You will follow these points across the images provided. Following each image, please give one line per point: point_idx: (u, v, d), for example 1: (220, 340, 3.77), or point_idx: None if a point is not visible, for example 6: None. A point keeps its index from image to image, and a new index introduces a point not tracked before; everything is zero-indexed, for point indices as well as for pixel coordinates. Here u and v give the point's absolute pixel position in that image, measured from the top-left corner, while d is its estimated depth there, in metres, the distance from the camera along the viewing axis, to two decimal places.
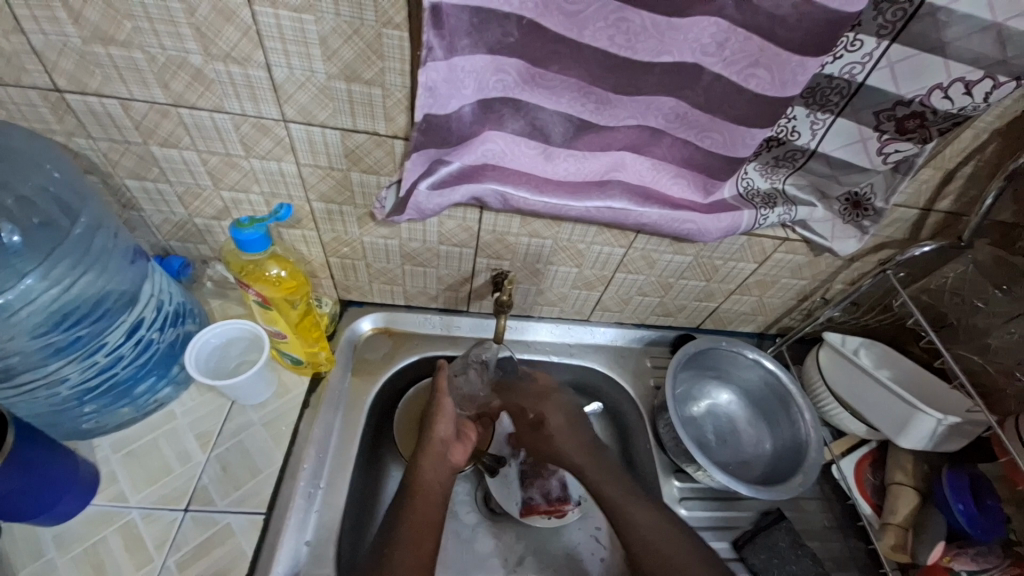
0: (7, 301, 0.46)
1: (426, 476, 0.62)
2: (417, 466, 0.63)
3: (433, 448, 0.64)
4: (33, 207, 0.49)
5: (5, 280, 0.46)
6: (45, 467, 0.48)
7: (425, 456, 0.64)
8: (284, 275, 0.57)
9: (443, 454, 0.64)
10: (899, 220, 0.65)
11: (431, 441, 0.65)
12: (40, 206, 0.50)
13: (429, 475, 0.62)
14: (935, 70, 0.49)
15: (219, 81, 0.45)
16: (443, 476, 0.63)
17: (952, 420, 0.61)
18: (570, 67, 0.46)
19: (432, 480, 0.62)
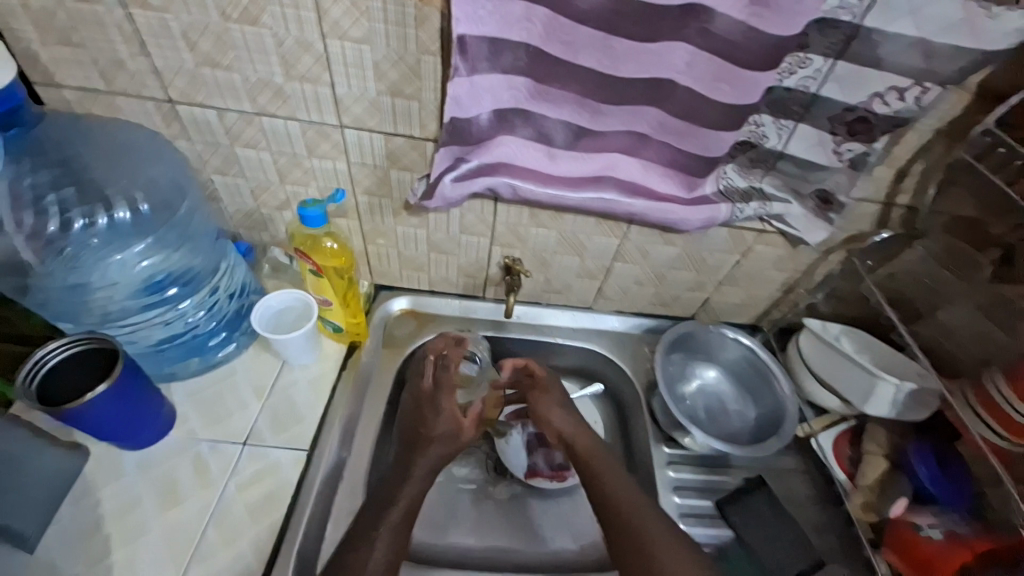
0: (128, 256, 0.61)
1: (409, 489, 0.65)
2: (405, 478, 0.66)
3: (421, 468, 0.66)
4: (155, 188, 0.63)
5: (134, 238, 0.62)
6: (140, 399, 0.60)
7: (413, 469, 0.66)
8: (336, 248, 0.72)
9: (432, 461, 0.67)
10: (863, 215, 0.74)
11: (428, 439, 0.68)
12: (161, 188, 0.63)
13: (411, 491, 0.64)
14: (875, 82, 0.58)
15: (295, 96, 0.58)
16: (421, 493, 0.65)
17: (908, 386, 0.69)
18: (568, 84, 0.58)
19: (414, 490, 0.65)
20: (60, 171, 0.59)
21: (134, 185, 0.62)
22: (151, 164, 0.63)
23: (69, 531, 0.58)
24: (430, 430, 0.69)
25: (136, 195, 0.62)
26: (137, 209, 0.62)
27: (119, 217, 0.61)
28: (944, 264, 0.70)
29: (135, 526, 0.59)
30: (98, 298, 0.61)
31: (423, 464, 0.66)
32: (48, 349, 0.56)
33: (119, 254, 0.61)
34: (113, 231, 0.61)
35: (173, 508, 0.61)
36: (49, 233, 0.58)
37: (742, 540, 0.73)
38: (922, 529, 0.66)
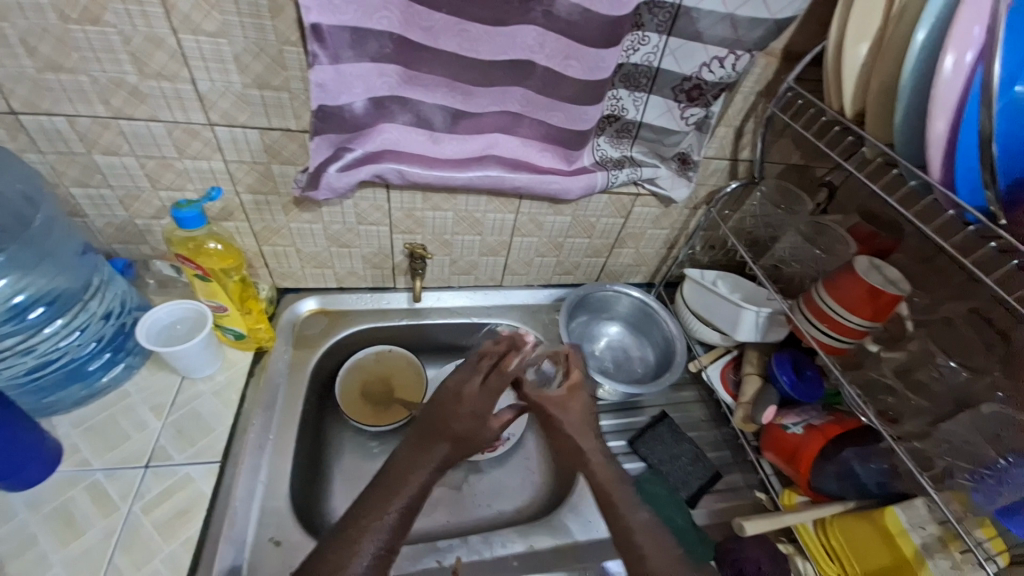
0: None
1: (411, 485, 0.57)
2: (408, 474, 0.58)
3: (430, 459, 0.59)
4: (2, 202, 0.57)
5: None
6: (15, 432, 0.55)
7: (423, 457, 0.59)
8: (220, 248, 0.69)
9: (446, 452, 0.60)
10: (716, 170, 0.85)
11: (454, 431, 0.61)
12: (9, 201, 0.58)
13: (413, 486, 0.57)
14: (700, 53, 0.68)
15: (153, 96, 0.57)
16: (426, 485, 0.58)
17: (765, 310, 0.80)
18: (435, 69, 0.61)
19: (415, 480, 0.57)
20: None
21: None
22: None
23: None
24: (450, 420, 0.61)
25: None
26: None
27: None
28: (777, 203, 0.85)
29: (31, 564, 0.55)
30: None
31: (435, 455, 0.59)
32: None
33: None
34: None
35: (73, 540, 0.57)
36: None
37: (652, 467, 0.82)
38: (789, 427, 0.76)
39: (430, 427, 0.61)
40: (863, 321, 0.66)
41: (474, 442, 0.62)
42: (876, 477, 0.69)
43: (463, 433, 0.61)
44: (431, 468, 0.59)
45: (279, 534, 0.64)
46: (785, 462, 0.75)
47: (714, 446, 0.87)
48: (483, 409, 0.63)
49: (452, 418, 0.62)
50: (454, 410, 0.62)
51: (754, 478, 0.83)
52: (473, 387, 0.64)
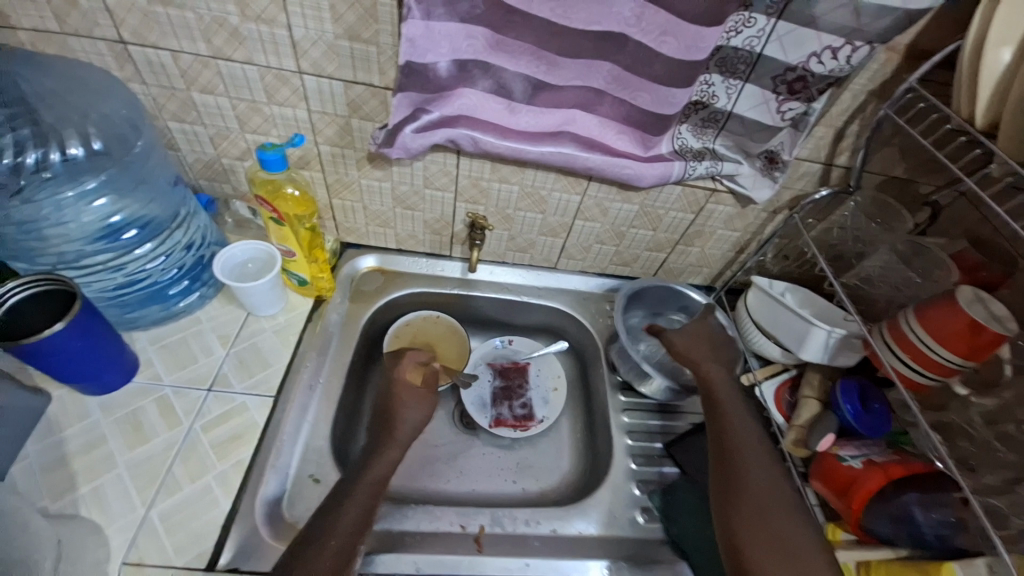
0: (75, 195, 0.60)
1: (379, 463, 0.63)
2: (371, 459, 0.64)
3: (398, 436, 0.67)
4: (108, 123, 0.62)
5: (85, 176, 0.61)
6: (100, 339, 0.59)
7: (391, 439, 0.66)
8: (297, 194, 0.72)
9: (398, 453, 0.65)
10: (807, 173, 0.78)
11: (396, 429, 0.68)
12: (114, 123, 0.63)
13: (381, 465, 0.63)
14: (811, 41, 0.62)
15: (250, 38, 0.58)
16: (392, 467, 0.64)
17: (838, 331, 0.74)
18: (523, 35, 0.59)
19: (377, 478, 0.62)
20: (6, 113, 0.58)
21: (86, 121, 0.61)
22: (103, 100, 0.62)
23: (32, 466, 0.59)
24: (398, 409, 0.70)
25: (90, 132, 0.61)
26: (91, 146, 0.62)
27: (73, 154, 0.61)
28: (872, 217, 0.78)
29: (102, 461, 0.60)
30: (52, 238, 0.60)
31: (392, 450, 0.65)
32: (5, 287, 0.55)
33: (65, 192, 0.59)
34: (67, 168, 0.60)
35: (138, 445, 0.62)
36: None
37: (687, 475, 0.78)
38: (845, 459, 0.70)
39: (386, 413, 0.71)
40: (954, 358, 0.59)
41: (428, 411, 0.72)
42: (937, 528, 0.62)
43: (417, 403, 0.71)
44: (387, 463, 0.64)
45: (318, 471, 0.67)
46: (834, 495, 0.70)
47: None
48: (419, 390, 0.72)
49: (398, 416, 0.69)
50: (403, 399, 0.71)
51: None
52: (403, 387, 0.73)
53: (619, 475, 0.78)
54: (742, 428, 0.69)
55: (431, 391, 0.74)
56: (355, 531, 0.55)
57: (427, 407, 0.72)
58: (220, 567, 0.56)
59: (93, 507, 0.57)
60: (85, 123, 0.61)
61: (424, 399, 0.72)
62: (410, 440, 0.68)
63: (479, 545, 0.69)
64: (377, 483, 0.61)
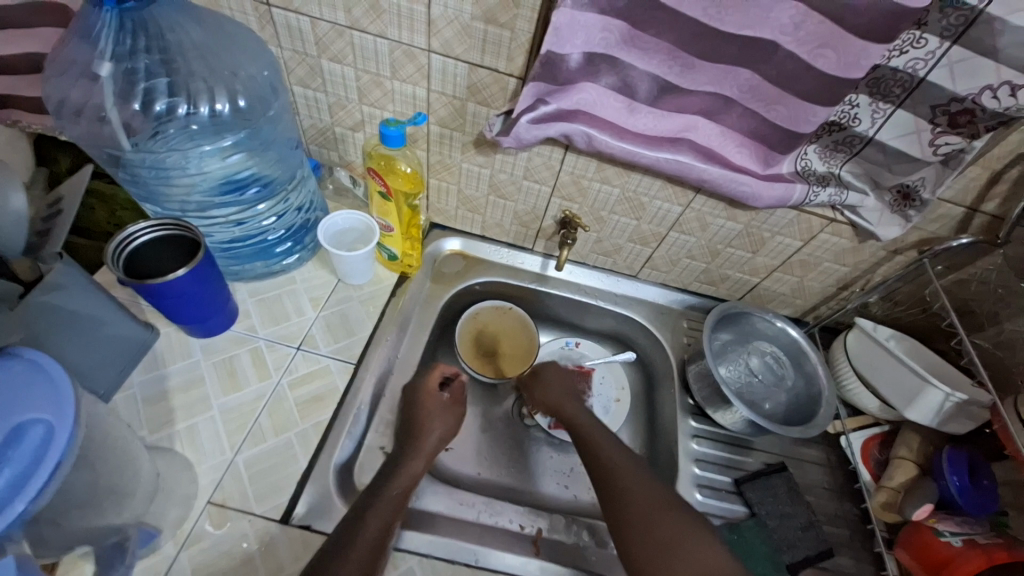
0: (211, 150, 0.64)
1: (402, 474, 0.61)
2: (394, 471, 0.61)
3: (424, 447, 0.65)
4: (252, 84, 0.64)
5: (221, 134, 0.64)
6: (212, 287, 0.62)
7: (416, 452, 0.64)
8: (410, 172, 0.73)
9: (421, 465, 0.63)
10: (945, 216, 0.70)
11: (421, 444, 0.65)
12: (257, 85, 0.64)
13: (404, 477, 0.61)
14: (989, 71, 0.55)
15: (388, 12, 0.59)
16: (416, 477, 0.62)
17: (959, 396, 0.67)
18: (664, 33, 0.56)
19: (402, 488, 0.60)
20: (159, 59, 0.59)
21: (234, 79, 0.62)
22: (252, 62, 0.63)
23: (136, 397, 0.63)
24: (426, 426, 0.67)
25: (236, 90, 0.63)
26: (236, 103, 0.64)
27: (218, 110, 0.63)
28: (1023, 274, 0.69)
29: (198, 401, 0.64)
30: (183, 187, 0.64)
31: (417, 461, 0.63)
32: (139, 225, 0.59)
33: (204, 146, 0.63)
34: (213, 125, 0.63)
35: (232, 391, 0.65)
36: (137, 108, 0.59)
37: (756, 516, 0.74)
38: (945, 534, 0.65)
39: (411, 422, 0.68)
40: None
41: (451, 423, 0.70)
42: None
43: (441, 416, 0.69)
44: (407, 474, 0.62)
45: (388, 445, 0.69)
46: (925, 570, 0.65)
47: (831, 519, 0.76)
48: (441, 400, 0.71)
49: (420, 432, 0.67)
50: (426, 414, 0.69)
51: (868, 569, 0.73)
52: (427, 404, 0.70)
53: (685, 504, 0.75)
54: (623, 470, 0.63)
55: (456, 404, 0.72)
56: (376, 542, 0.53)
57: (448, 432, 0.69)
58: (294, 520, 0.59)
59: (187, 444, 0.61)
60: (234, 81, 0.62)
61: (452, 408, 0.71)
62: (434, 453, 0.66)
63: (536, 547, 0.68)
64: (401, 494, 0.59)
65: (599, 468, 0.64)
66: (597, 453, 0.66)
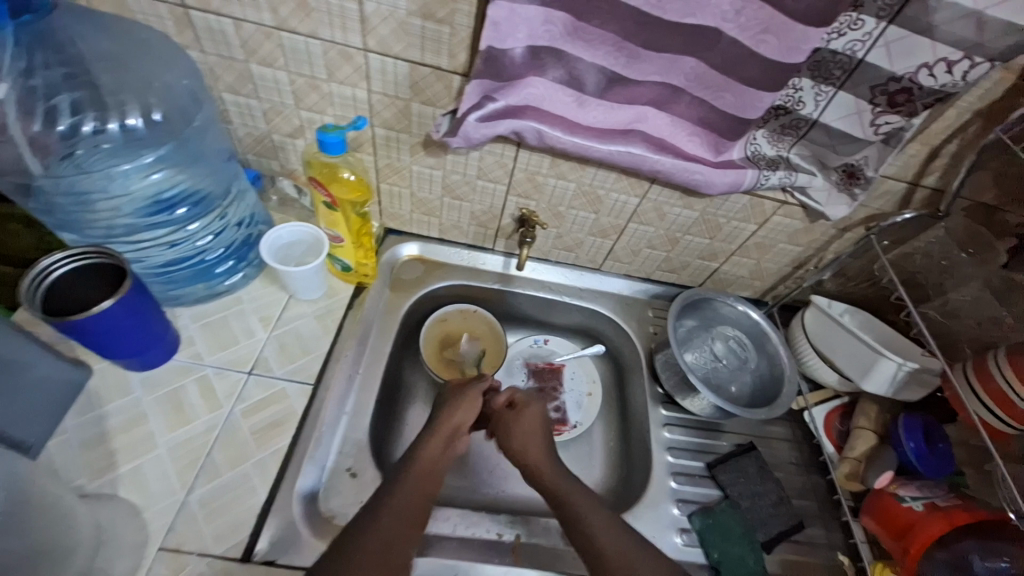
0: (129, 168, 0.58)
1: (434, 444, 0.61)
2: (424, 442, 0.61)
3: (450, 422, 0.64)
4: (169, 95, 0.59)
5: (141, 149, 0.59)
6: (148, 317, 0.58)
7: (435, 434, 0.62)
8: (353, 179, 0.70)
9: (454, 436, 0.63)
10: (888, 193, 0.73)
11: (445, 422, 0.64)
12: (175, 95, 0.60)
13: (435, 445, 0.61)
14: (924, 49, 0.56)
15: (318, 10, 0.55)
16: (442, 450, 0.61)
17: (909, 365, 0.70)
18: (608, 23, 0.55)
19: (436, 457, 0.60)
20: (62, 73, 0.54)
21: (149, 91, 0.58)
22: (166, 69, 0.59)
23: (70, 442, 0.58)
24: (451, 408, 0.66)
25: (151, 102, 0.58)
26: (152, 117, 0.59)
27: (133, 125, 0.58)
28: (963, 245, 0.72)
29: (141, 440, 0.59)
30: (105, 212, 0.59)
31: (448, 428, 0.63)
32: (54, 258, 0.53)
33: (121, 164, 0.58)
34: (128, 141, 0.58)
35: (179, 426, 0.61)
36: (39, 128, 0.54)
37: (728, 498, 0.75)
38: (906, 500, 0.66)
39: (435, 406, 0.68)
40: None
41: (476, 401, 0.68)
42: None
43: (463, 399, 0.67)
44: (441, 445, 0.62)
45: (355, 466, 0.66)
46: (891, 537, 0.67)
47: (800, 494, 0.78)
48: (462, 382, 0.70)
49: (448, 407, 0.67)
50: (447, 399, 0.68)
51: (840, 539, 0.75)
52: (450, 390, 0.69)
53: (660, 493, 0.75)
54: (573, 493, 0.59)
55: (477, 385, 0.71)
56: (408, 510, 0.54)
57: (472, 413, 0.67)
58: (257, 557, 0.56)
59: (132, 488, 0.56)
60: (147, 92, 0.58)
61: (466, 400, 0.67)
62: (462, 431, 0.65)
63: (516, 556, 0.66)
64: (433, 461, 0.59)
65: (606, 568, 0.53)
66: (597, 546, 0.54)
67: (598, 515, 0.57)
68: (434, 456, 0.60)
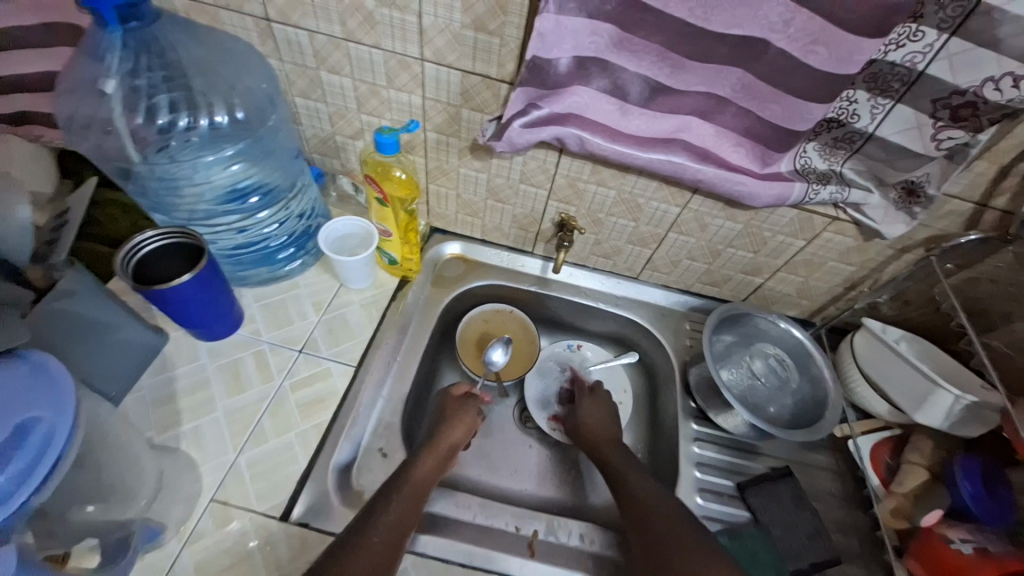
0: (212, 159, 0.66)
1: (427, 463, 0.64)
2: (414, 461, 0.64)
3: (442, 443, 0.67)
4: (250, 97, 0.67)
5: (223, 143, 0.67)
6: (217, 292, 0.65)
7: (430, 451, 0.65)
8: (404, 177, 0.75)
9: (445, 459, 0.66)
10: (952, 213, 0.68)
11: (441, 442, 0.67)
12: (255, 98, 0.67)
13: (426, 466, 0.64)
14: (990, 63, 0.53)
15: (382, 23, 0.60)
16: (434, 471, 0.64)
17: (969, 399, 0.65)
18: (653, 35, 0.56)
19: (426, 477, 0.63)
20: (162, 75, 0.62)
21: (233, 93, 0.66)
22: (249, 74, 0.66)
23: (145, 399, 0.66)
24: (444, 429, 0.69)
25: (235, 102, 0.66)
26: (235, 115, 0.67)
27: (219, 121, 0.66)
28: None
29: (204, 403, 0.66)
30: (188, 197, 0.67)
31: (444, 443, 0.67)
32: (148, 234, 0.61)
33: (205, 156, 0.66)
34: (214, 136, 0.66)
35: (235, 393, 0.67)
36: (141, 122, 0.62)
37: (759, 522, 0.72)
38: (954, 542, 0.62)
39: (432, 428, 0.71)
40: None
41: (472, 424, 0.72)
42: None
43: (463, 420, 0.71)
44: (434, 464, 0.65)
45: (386, 446, 0.70)
46: None
47: (839, 526, 0.74)
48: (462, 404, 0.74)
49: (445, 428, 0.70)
50: (445, 420, 0.72)
51: None
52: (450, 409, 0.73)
53: (685, 507, 0.74)
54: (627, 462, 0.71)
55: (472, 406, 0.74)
56: (395, 528, 0.56)
57: (461, 439, 0.70)
58: (293, 519, 0.60)
59: (192, 444, 0.63)
60: (231, 94, 0.66)
61: (461, 422, 0.71)
62: (450, 455, 0.67)
63: (532, 550, 0.67)
64: (423, 481, 0.62)
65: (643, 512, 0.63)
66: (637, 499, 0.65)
67: (640, 478, 0.68)
68: (429, 474, 0.64)
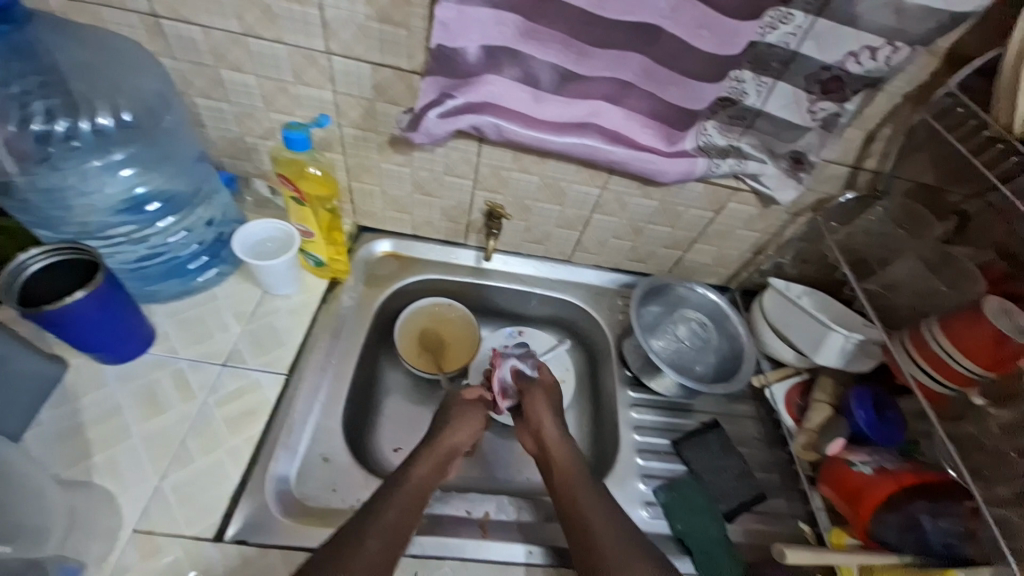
0: (99, 165, 0.61)
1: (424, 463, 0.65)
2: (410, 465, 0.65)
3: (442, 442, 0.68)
4: (138, 97, 0.62)
5: (109, 149, 0.62)
6: (121, 311, 0.60)
7: (430, 452, 0.67)
8: (319, 174, 0.73)
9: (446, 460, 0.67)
10: (832, 176, 0.77)
11: (441, 442, 0.68)
12: (144, 97, 0.63)
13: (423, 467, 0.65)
14: (849, 38, 0.60)
15: (283, 17, 0.59)
16: (433, 471, 0.65)
17: (856, 337, 0.74)
18: (555, 23, 0.59)
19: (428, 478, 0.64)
20: (37, 81, 0.57)
21: (118, 93, 0.61)
22: (138, 75, 0.62)
23: (48, 433, 0.60)
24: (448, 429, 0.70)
25: (121, 104, 0.61)
26: (122, 118, 0.62)
27: (103, 125, 0.61)
28: (899, 223, 0.76)
29: (119, 430, 0.62)
30: (75, 207, 0.61)
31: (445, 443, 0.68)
32: (30, 254, 0.56)
33: (90, 163, 0.61)
34: (99, 141, 0.61)
35: (154, 416, 0.63)
36: (14, 130, 0.57)
37: (693, 473, 0.78)
38: (856, 464, 0.70)
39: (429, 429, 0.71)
40: (977, 369, 0.62)
41: (477, 425, 0.73)
42: (944, 538, 0.61)
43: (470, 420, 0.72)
44: (432, 466, 0.66)
45: (329, 452, 0.70)
46: (843, 500, 0.70)
47: (764, 467, 0.82)
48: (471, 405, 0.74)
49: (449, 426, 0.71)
50: (446, 421, 0.72)
51: (800, 508, 0.78)
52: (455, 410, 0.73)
53: (627, 469, 0.79)
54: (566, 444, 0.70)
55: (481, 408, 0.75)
56: (398, 530, 0.57)
57: (466, 439, 0.71)
58: (228, 538, 0.58)
59: (108, 476, 0.59)
60: (116, 96, 0.61)
61: (464, 424, 0.71)
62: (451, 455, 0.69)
63: (484, 530, 0.69)
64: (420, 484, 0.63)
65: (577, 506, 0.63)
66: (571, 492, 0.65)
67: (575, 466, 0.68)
68: (427, 474, 0.65)
